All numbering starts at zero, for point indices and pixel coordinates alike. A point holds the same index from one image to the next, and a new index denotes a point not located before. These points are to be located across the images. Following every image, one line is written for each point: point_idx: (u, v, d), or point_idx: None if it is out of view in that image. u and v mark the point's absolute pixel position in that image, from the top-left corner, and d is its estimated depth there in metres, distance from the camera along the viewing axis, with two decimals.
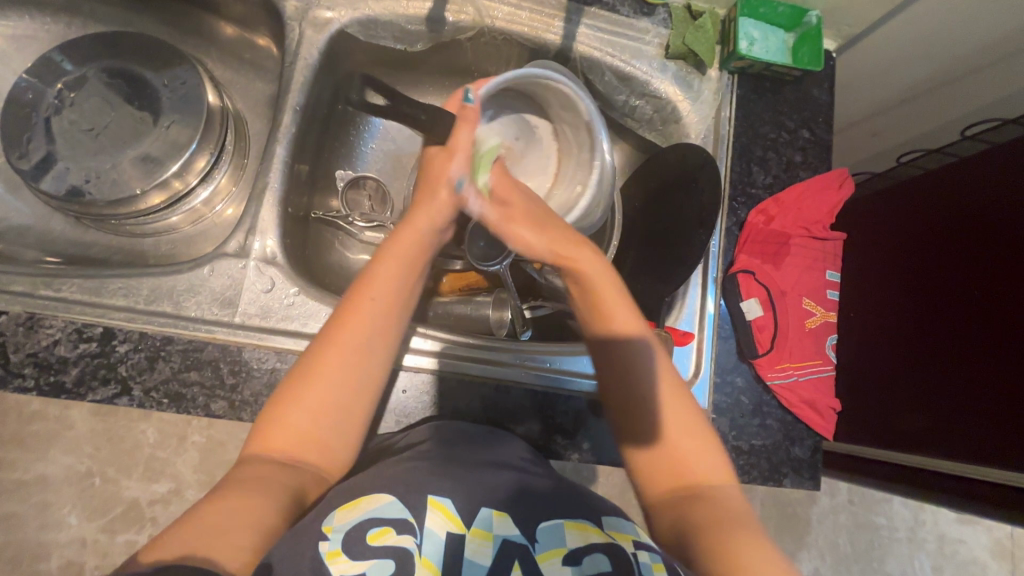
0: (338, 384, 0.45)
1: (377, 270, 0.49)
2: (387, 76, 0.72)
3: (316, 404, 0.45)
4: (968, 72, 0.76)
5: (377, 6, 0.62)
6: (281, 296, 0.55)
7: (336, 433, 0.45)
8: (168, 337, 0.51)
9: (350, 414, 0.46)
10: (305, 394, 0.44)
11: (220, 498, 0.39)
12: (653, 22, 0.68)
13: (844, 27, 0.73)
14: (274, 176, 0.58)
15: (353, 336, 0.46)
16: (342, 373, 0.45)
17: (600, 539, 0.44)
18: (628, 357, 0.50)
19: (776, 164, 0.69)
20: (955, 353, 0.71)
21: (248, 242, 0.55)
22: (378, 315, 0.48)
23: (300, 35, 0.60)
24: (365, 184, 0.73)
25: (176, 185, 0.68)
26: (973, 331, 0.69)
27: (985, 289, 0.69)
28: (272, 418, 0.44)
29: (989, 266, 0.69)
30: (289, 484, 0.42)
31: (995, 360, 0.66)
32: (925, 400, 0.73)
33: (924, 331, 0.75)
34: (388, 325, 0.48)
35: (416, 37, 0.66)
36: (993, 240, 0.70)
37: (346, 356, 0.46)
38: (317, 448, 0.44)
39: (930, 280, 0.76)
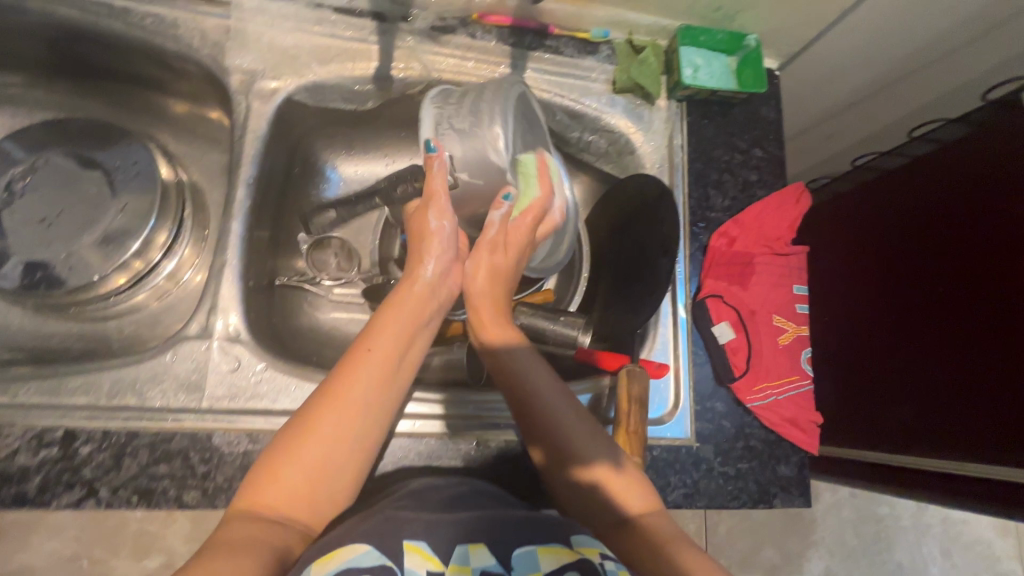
0: (335, 436, 0.43)
1: (382, 321, 0.49)
2: (342, 135, 0.73)
3: (313, 458, 0.42)
4: (911, 72, 0.78)
5: (322, 72, 0.62)
6: (249, 373, 0.54)
7: (326, 490, 0.42)
8: (133, 432, 0.49)
9: (344, 466, 0.43)
10: (301, 447, 0.42)
11: (193, 566, 0.35)
12: (598, 60, 0.69)
13: (783, 46, 0.74)
14: (232, 251, 0.57)
15: (359, 387, 0.45)
16: (341, 424, 0.43)
17: (572, 559, 0.41)
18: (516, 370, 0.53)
19: (732, 185, 0.70)
20: (944, 344, 0.70)
21: (210, 322, 0.54)
22: (380, 362, 0.46)
23: (248, 108, 0.60)
24: (330, 243, 0.72)
25: (137, 265, 0.68)
26: (959, 319, 0.69)
27: (964, 276, 0.69)
28: (264, 471, 0.42)
29: (964, 254, 0.69)
30: (267, 554, 0.38)
31: (986, 346, 0.66)
32: (926, 398, 0.72)
33: (910, 324, 0.75)
34: (392, 377, 0.47)
35: (365, 97, 0.66)
36: (963, 228, 0.70)
37: (348, 407, 0.44)
38: (303, 505, 0.42)
39: (906, 275, 0.76)
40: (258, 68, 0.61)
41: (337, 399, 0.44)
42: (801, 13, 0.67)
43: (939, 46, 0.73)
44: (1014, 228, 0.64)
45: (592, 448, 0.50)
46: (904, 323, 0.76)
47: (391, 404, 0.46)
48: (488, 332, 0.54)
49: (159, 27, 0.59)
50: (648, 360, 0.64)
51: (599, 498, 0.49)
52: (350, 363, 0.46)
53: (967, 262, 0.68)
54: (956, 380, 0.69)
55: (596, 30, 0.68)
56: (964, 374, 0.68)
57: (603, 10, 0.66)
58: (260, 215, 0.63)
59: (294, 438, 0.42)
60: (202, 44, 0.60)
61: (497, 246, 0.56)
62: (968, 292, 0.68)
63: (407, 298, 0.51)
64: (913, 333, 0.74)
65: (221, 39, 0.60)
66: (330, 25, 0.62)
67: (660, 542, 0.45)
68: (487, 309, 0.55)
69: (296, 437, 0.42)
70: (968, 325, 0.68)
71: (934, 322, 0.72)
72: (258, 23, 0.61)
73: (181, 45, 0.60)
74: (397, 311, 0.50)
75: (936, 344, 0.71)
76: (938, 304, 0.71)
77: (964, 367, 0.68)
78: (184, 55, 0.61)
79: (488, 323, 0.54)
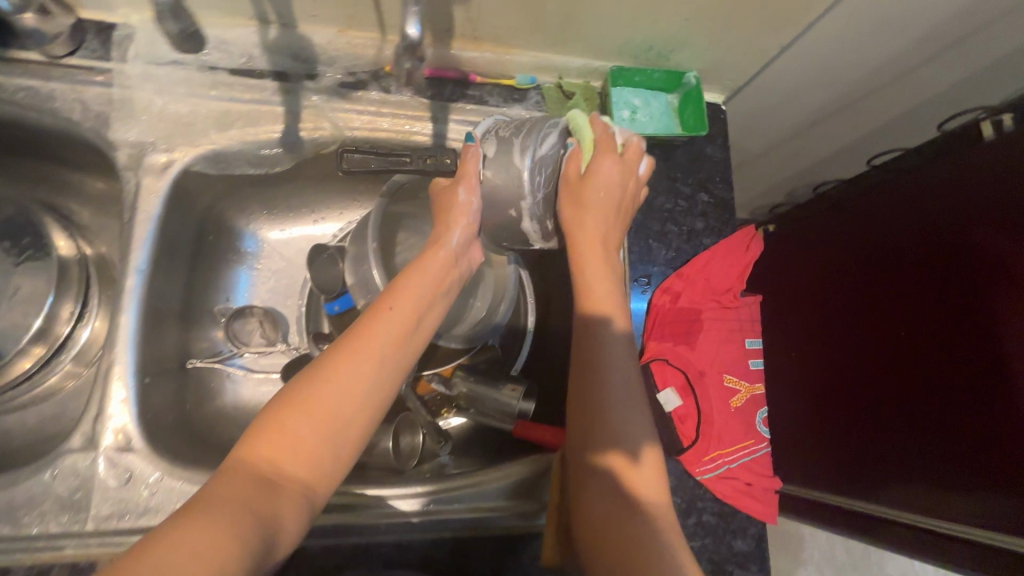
0: (342, 396, 0.43)
1: (405, 281, 0.48)
2: (259, 197, 0.67)
3: (318, 415, 0.42)
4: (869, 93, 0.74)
5: (221, 139, 0.57)
6: (140, 487, 0.49)
7: (326, 455, 0.42)
8: (5, 567, 0.45)
9: (345, 435, 0.43)
10: (306, 405, 0.42)
11: (189, 523, 0.35)
12: (526, 107, 0.64)
13: (727, 81, 0.69)
14: (123, 347, 0.52)
15: (370, 346, 0.44)
16: (349, 387, 0.43)
17: None
18: (596, 346, 0.50)
19: (677, 236, 0.65)
20: (917, 368, 0.67)
21: (97, 430, 0.50)
22: (399, 324, 0.46)
23: (137, 185, 0.55)
24: (250, 312, 0.67)
25: (39, 350, 0.62)
26: (933, 343, 0.66)
27: (935, 297, 0.66)
28: (270, 420, 0.42)
29: (935, 275, 0.66)
30: (262, 517, 0.38)
31: (962, 372, 0.62)
32: (901, 430, 0.68)
33: (884, 349, 0.71)
34: (407, 336, 0.47)
35: (275, 160, 0.61)
36: (956, 242, 0.64)
37: (359, 366, 0.44)
38: (306, 464, 0.41)
39: (877, 297, 0.74)
40: (148, 140, 0.56)
41: (344, 361, 0.44)
42: (739, 48, 0.63)
43: (888, 70, 0.69)
44: (981, 247, 0.62)
45: (632, 422, 0.48)
46: (878, 348, 0.72)
47: (401, 363, 0.46)
48: (591, 301, 0.51)
49: (33, 101, 0.54)
50: None
51: (604, 482, 0.47)
52: (370, 321, 0.46)
53: (938, 283, 0.66)
54: (931, 410, 0.65)
55: (522, 76, 0.63)
56: (940, 402, 0.64)
57: (527, 56, 0.62)
58: (162, 299, 0.58)
59: (302, 395, 0.42)
60: (83, 117, 0.55)
61: (586, 206, 0.50)
62: (941, 313, 0.65)
63: (428, 264, 0.50)
64: (886, 358, 0.71)
65: (105, 110, 0.55)
66: (227, 88, 0.57)
67: (651, 526, 0.45)
68: (590, 264, 0.51)
69: (302, 394, 0.42)
70: (942, 348, 0.65)
71: (907, 347, 0.68)
72: (145, 91, 0.56)
73: (59, 119, 0.55)
74: (419, 279, 0.49)
75: (910, 370, 0.68)
76: (910, 326, 0.68)
77: (939, 394, 0.64)
78: (65, 130, 0.55)
79: (587, 264, 0.51)
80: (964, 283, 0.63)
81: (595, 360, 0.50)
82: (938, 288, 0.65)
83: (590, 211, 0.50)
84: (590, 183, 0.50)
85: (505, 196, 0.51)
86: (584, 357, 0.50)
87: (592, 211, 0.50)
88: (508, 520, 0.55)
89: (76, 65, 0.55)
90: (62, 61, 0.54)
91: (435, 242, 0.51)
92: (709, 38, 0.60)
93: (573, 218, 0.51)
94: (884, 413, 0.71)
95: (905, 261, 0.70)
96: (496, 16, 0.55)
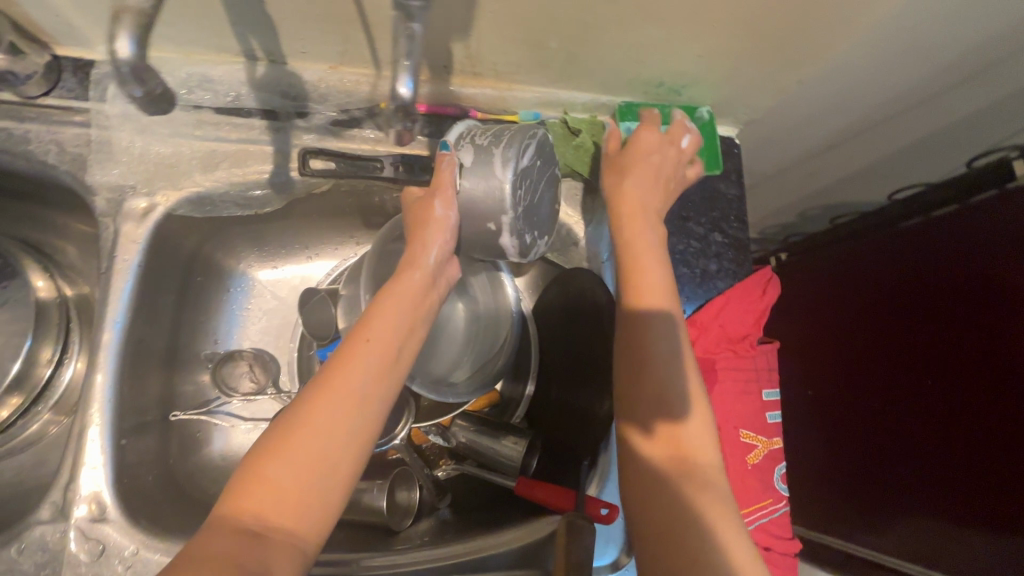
0: (327, 435, 0.37)
1: (381, 302, 0.43)
2: (249, 235, 0.64)
3: (298, 460, 0.36)
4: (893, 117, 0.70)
5: (206, 181, 0.54)
6: (114, 562, 0.45)
7: (314, 503, 0.36)
8: None
9: (335, 486, 0.37)
10: (286, 450, 0.36)
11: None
12: None
13: (742, 114, 0.66)
14: (101, 407, 0.49)
15: (353, 375, 0.39)
16: (333, 423, 0.38)
17: None
18: (641, 330, 0.46)
19: (690, 279, 0.62)
20: (941, 401, 0.64)
21: (68, 500, 0.46)
22: (379, 347, 0.41)
23: (116, 232, 0.52)
24: (240, 355, 0.64)
25: (15, 400, 0.59)
26: (955, 376, 0.62)
27: (955, 328, 0.63)
28: (248, 471, 0.36)
29: (954, 304, 0.63)
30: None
31: (990, 407, 0.59)
32: (929, 469, 0.65)
33: (902, 383, 0.69)
34: (391, 361, 0.41)
35: (265, 201, 0.58)
36: (990, 283, 0.60)
37: (342, 400, 0.38)
38: (293, 516, 0.36)
39: (892, 329, 0.71)
40: (128, 184, 0.53)
41: (325, 395, 0.38)
42: (756, 82, 0.59)
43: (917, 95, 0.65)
44: (1003, 274, 0.58)
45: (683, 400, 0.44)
46: (896, 382, 0.70)
47: (387, 390, 0.41)
48: (638, 287, 0.48)
49: (7, 143, 0.51)
50: (596, 498, 0.54)
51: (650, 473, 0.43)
52: (348, 349, 0.40)
53: (957, 312, 0.63)
54: (958, 446, 0.62)
55: (526, 112, 0.59)
56: (967, 438, 0.61)
57: (530, 92, 0.59)
58: (144, 349, 0.55)
59: (281, 437, 0.37)
60: (60, 159, 0.52)
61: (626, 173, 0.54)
62: (961, 345, 0.62)
63: (403, 284, 0.44)
64: (905, 392, 0.68)
65: (84, 152, 0.52)
66: (213, 126, 0.54)
67: (707, 513, 0.40)
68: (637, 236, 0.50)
69: (282, 437, 0.37)
70: (963, 382, 0.62)
71: (927, 380, 0.66)
72: (126, 131, 0.53)
73: (35, 163, 0.51)
74: (399, 299, 0.44)
75: (934, 405, 0.65)
76: (930, 359, 0.65)
77: (966, 430, 0.61)
78: (41, 172, 0.52)
79: (634, 227, 0.51)
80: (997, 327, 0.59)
81: (640, 341, 0.46)
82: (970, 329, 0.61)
83: (639, 171, 0.54)
84: (633, 154, 0.55)
85: (486, 210, 0.48)
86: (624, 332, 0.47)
87: (639, 176, 0.53)
88: None
89: (52, 105, 0.51)
90: (37, 101, 0.51)
91: (410, 259, 0.46)
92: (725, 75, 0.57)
93: (616, 188, 0.54)
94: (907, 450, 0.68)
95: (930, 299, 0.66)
96: (499, 53, 0.52)
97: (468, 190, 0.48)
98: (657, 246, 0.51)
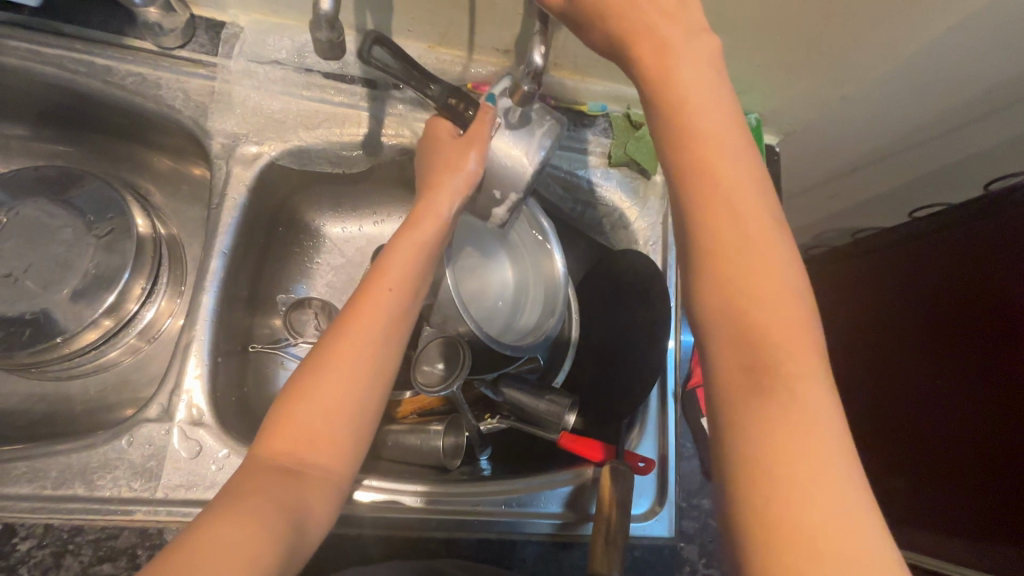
0: (348, 381, 0.45)
1: (391, 260, 0.50)
2: (328, 194, 0.70)
3: (325, 405, 0.44)
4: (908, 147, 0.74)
5: (308, 136, 0.61)
6: (208, 461, 0.50)
7: (340, 440, 0.44)
8: (77, 527, 0.47)
9: (361, 413, 0.45)
10: (313, 398, 0.44)
11: (220, 518, 0.36)
12: (594, 132, 0.67)
13: (785, 125, 0.72)
14: (202, 326, 0.55)
15: (367, 330, 0.47)
16: (354, 371, 0.45)
17: None
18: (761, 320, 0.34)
19: None
20: (951, 411, 0.67)
21: (172, 403, 0.52)
22: (389, 306, 0.48)
23: (228, 173, 0.59)
24: (309, 303, 0.67)
25: (108, 323, 0.64)
26: (964, 386, 0.65)
27: (962, 340, 0.66)
28: (280, 417, 0.43)
29: (961, 318, 0.67)
30: (291, 504, 0.39)
31: (988, 418, 0.62)
32: (934, 471, 0.69)
33: (920, 391, 0.72)
34: (400, 319, 0.49)
35: (353, 161, 0.64)
36: (990, 295, 0.63)
37: (362, 355, 0.46)
38: (322, 452, 0.43)
39: (912, 339, 0.74)
40: (241, 132, 0.59)
41: (347, 352, 0.46)
42: (802, 95, 0.66)
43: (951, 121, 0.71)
44: (1001, 291, 0.62)
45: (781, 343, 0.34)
46: (915, 389, 0.73)
47: (395, 344, 0.48)
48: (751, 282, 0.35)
49: (141, 87, 0.57)
50: (632, 452, 0.60)
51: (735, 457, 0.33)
52: (361, 304, 0.47)
53: (965, 329, 0.66)
54: (959, 452, 0.65)
55: (594, 103, 0.68)
56: (970, 446, 0.64)
57: (601, 85, 0.66)
58: (237, 283, 0.60)
59: (304, 388, 0.44)
60: (184, 105, 0.58)
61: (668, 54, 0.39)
62: (967, 357, 0.65)
63: (419, 232, 0.51)
64: (921, 401, 0.71)
65: (205, 101, 0.58)
66: (319, 89, 0.61)
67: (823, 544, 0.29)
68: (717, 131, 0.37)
69: (308, 387, 0.44)
70: (969, 392, 0.65)
71: (940, 389, 0.69)
72: (243, 86, 0.59)
73: (162, 106, 0.58)
74: (415, 251, 0.51)
75: (944, 412, 0.68)
76: (941, 369, 0.69)
77: (967, 436, 0.65)
78: (165, 116, 0.59)
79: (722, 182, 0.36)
80: (993, 337, 0.63)
81: (744, 340, 0.34)
82: (969, 338, 0.65)
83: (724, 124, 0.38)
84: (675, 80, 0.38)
85: (502, 179, 0.51)
86: (701, 289, 0.36)
87: (706, 115, 0.38)
88: (551, 527, 0.58)
89: (184, 57, 0.58)
90: (172, 53, 0.58)
91: (426, 207, 0.52)
92: (775, 86, 0.64)
93: (657, 66, 0.39)
94: (922, 455, 0.71)
95: (936, 310, 0.70)
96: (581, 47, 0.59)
97: (499, 153, 0.50)
98: (754, 186, 0.37)
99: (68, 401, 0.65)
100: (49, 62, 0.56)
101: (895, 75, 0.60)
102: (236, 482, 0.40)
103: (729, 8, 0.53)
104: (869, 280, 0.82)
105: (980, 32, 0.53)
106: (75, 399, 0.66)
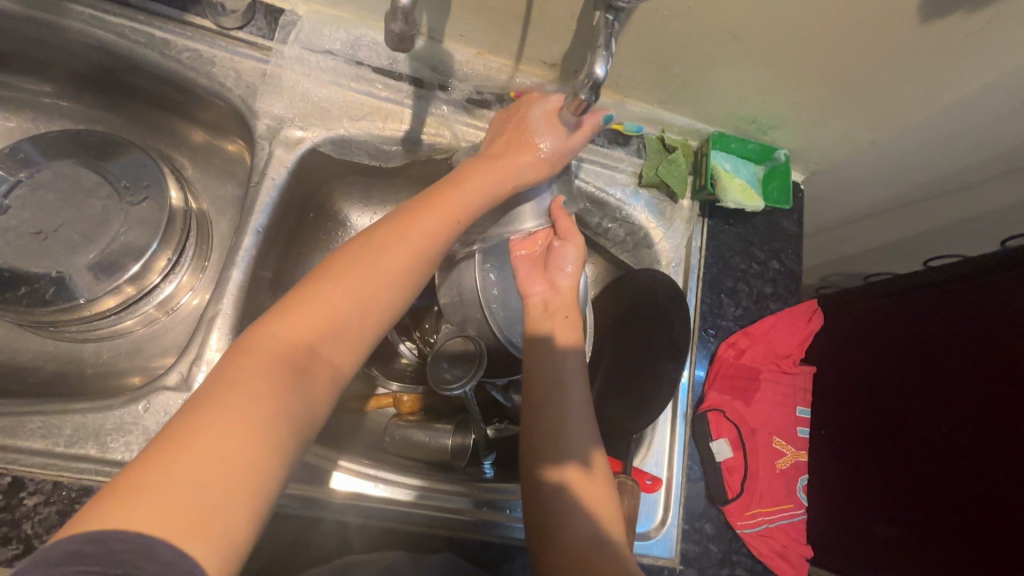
0: (368, 296, 0.42)
1: (423, 216, 0.47)
2: (361, 185, 0.71)
3: (347, 296, 0.41)
4: (927, 198, 0.75)
5: (351, 127, 0.62)
6: None
7: (354, 320, 0.41)
8: (86, 487, 0.46)
9: (380, 308, 0.43)
10: (341, 281, 0.41)
11: (216, 414, 0.33)
12: (627, 151, 0.69)
13: (811, 163, 0.74)
14: (228, 300, 0.55)
15: (412, 239, 0.45)
16: (378, 288, 0.43)
17: None
18: (559, 371, 0.53)
19: (747, 295, 0.69)
20: (946, 457, 0.64)
21: (191, 373, 0.52)
22: (418, 246, 0.45)
23: (269, 154, 0.60)
24: None
25: (130, 290, 0.64)
26: (963, 428, 0.63)
27: (963, 382, 0.64)
28: (293, 310, 0.40)
29: (955, 370, 0.66)
30: (302, 404, 0.36)
31: (981, 475, 0.61)
32: (920, 530, 0.65)
33: (915, 435, 0.68)
34: (441, 246, 0.47)
35: (391, 155, 0.66)
36: (984, 357, 0.63)
37: (382, 280, 0.43)
38: (334, 343, 0.40)
39: (906, 387, 0.71)
40: (288, 115, 0.61)
41: (372, 277, 0.42)
42: (831, 137, 0.68)
43: None
44: (1005, 336, 0.61)
45: (584, 430, 0.52)
46: (904, 437, 0.70)
47: (435, 258, 0.47)
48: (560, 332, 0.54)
49: (197, 63, 0.59)
50: (641, 470, 0.62)
51: (573, 513, 0.48)
52: (394, 236, 0.45)
53: (965, 375, 0.64)
54: (951, 502, 0.63)
55: (630, 124, 0.69)
56: (965, 499, 0.62)
57: (640, 107, 0.67)
58: (265, 262, 0.61)
59: (324, 286, 0.41)
60: (235, 85, 0.60)
61: (562, 236, 0.56)
62: (972, 401, 0.63)
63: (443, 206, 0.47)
64: (909, 455, 0.69)
65: (256, 82, 0.60)
66: (367, 83, 0.63)
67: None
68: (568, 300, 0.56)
69: (323, 287, 0.41)
70: (974, 438, 0.62)
71: (936, 429, 0.66)
72: (295, 72, 0.61)
73: (214, 83, 0.60)
74: (434, 227, 0.47)
75: (935, 463, 0.65)
76: (939, 410, 0.66)
77: (971, 481, 0.61)
78: (215, 93, 0.60)
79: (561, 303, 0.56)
80: (984, 396, 0.62)
81: (554, 387, 0.53)
82: (958, 399, 0.65)
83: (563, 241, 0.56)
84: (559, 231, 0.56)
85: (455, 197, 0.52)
86: (528, 408, 0.53)
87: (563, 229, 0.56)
88: None
89: (241, 38, 0.60)
90: (230, 33, 0.60)
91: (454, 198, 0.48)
92: (809, 125, 0.66)
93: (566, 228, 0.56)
94: (910, 502, 0.68)
95: (926, 365, 0.70)
96: (626, 69, 0.61)
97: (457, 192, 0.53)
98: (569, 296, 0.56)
99: (80, 364, 0.65)
100: (110, 29, 0.57)
101: (921, 125, 0.62)
102: (228, 361, 0.37)
103: (775, 44, 0.55)
104: (846, 322, 0.82)
105: (1011, 92, 0.55)
106: (86, 363, 0.66)
